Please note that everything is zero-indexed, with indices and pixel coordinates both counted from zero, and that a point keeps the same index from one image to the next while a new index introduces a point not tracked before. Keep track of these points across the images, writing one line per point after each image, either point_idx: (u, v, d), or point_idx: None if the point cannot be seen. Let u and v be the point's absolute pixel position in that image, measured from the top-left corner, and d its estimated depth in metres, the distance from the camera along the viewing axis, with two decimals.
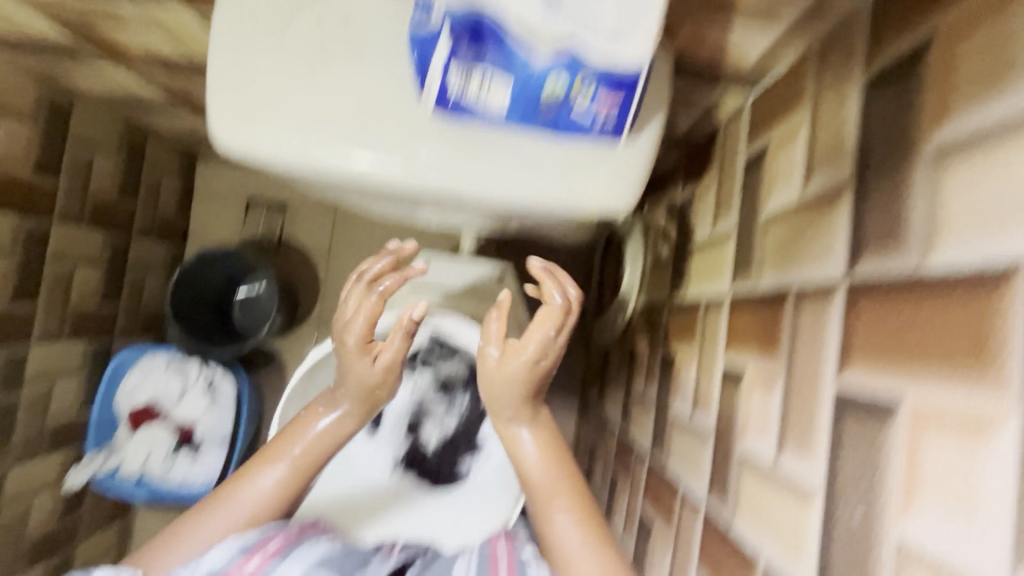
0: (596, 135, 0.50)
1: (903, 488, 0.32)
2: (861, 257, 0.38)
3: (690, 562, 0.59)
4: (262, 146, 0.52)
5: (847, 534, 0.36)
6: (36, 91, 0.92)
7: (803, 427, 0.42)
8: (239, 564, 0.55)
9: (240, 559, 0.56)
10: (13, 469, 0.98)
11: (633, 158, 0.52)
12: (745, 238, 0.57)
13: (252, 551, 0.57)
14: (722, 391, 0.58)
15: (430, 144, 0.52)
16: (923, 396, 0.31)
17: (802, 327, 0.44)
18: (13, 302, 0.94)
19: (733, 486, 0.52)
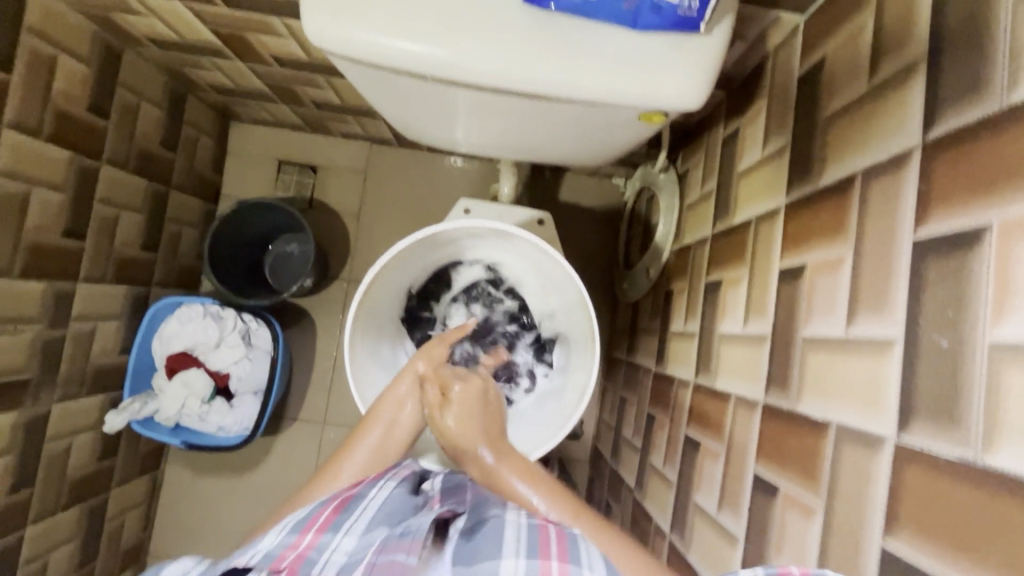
0: (678, 15, 0.52)
1: (993, 299, 0.34)
2: (936, 118, 0.41)
3: (747, 461, 0.61)
4: (349, 39, 0.54)
5: (933, 363, 0.38)
6: (94, 32, 0.95)
7: (875, 289, 0.44)
8: (295, 541, 0.49)
9: (294, 537, 0.50)
10: (57, 404, 0.99)
11: (707, 48, 0.54)
12: (802, 146, 0.60)
13: (304, 527, 0.51)
14: (779, 292, 0.60)
15: (512, 38, 0.53)
16: (1013, 211, 0.34)
17: (874, 200, 0.46)
18: (63, 237, 0.96)
19: (795, 373, 0.54)
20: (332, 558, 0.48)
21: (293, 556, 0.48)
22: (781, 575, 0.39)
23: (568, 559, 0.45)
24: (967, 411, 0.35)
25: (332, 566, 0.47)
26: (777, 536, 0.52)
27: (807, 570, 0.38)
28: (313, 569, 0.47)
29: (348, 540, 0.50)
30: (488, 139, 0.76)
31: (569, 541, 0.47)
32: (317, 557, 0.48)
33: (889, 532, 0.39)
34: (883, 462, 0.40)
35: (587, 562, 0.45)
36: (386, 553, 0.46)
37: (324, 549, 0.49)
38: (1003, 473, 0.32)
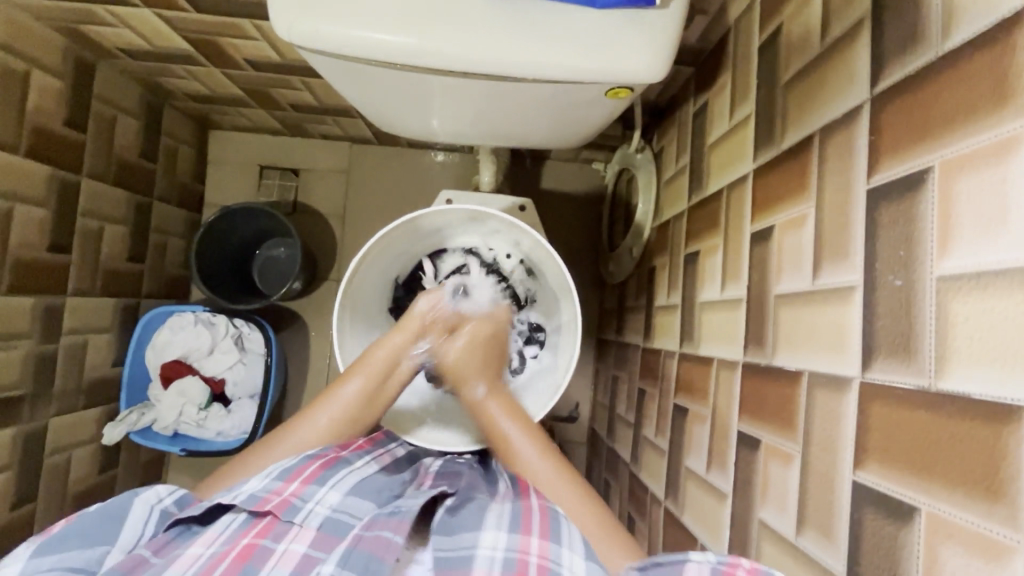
0: None
1: (939, 234, 0.36)
2: (882, 71, 0.43)
3: (731, 419, 0.63)
4: (318, 32, 0.55)
5: (890, 302, 0.40)
6: (64, 45, 0.95)
7: (837, 240, 0.46)
8: (282, 488, 0.59)
9: (280, 484, 0.59)
10: (53, 418, 1.00)
11: (665, 21, 0.56)
12: (765, 111, 0.62)
13: (291, 476, 0.60)
14: (752, 254, 0.62)
15: (476, 22, 0.55)
16: (952, 150, 0.36)
17: (832, 156, 0.48)
18: (48, 251, 0.96)
19: (770, 330, 0.56)
20: (317, 508, 0.58)
21: (279, 501, 0.57)
22: (730, 565, 0.46)
23: (548, 536, 0.54)
24: (921, 343, 0.37)
25: (315, 517, 0.57)
26: (762, 486, 0.54)
27: (754, 564, 0.46)
28: (298, 514, 0.56)
29: (332, 496, 0.60)
30: (464, 126, 0.78)
31: (550, 521, 0.57)
32: (301, 505, 0.57)
33: (860, 467, 0.41)
34: (851, 401, 0.42)
35: (567, 538, 0.55)
36: (375, 528, 0.54)
37: (309, 499, 0.58)
38: (953, 394, 0.34)
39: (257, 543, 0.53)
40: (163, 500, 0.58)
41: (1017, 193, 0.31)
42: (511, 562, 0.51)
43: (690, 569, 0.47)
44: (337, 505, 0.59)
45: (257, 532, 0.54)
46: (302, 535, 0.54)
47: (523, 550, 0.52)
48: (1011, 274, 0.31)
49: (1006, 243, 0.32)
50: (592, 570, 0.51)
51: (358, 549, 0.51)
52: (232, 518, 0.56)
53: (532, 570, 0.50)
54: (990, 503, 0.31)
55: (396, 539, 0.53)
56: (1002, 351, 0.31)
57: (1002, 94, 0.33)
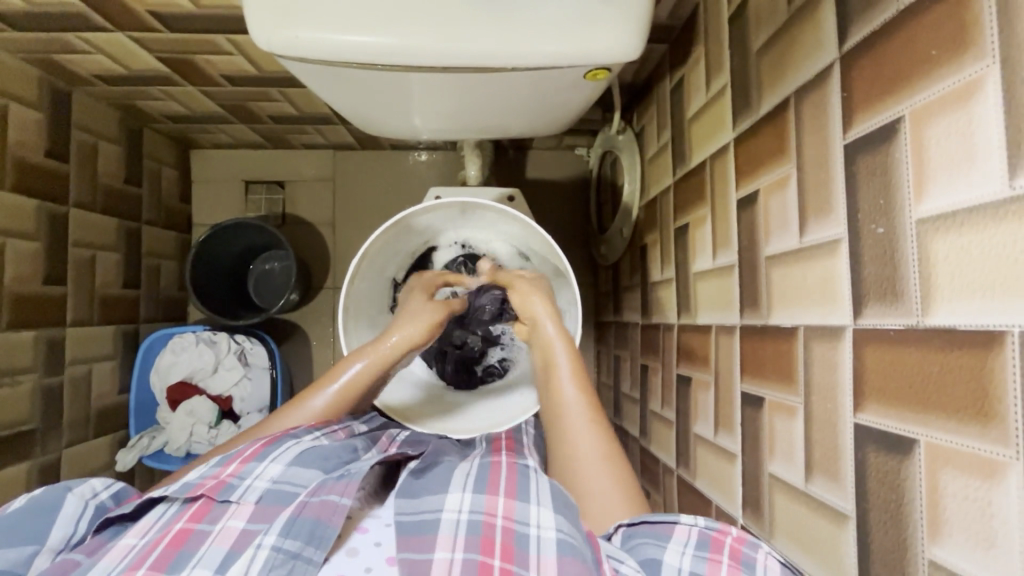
0: None
1: (914, 180, 0.38)
2: (849, 31, 0.45)
3: (733, 382, 0.64)
4: (297, 39, 0.56)
5: (874, 249, 0.41)
6: (38, 77, 0.95)
7: (820, 197, 0.48)
8: (218, 471, 0.60)
9: (217, 469, 0.61)
10: (66, 450, 1.00)
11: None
12: (740, 80, 0.63)
13: (229, 460, 0.62)
14: (740, 220, 0.63)
15: (452, 16, 0.56)
16: (921, 98, 0.37)
17: (808, 117, 0.50)
18: (44, 284, 0.96)
19: (764, 290, 0.58)
20: (255, 483, 0.59)
21: (213, 483, 0.58)
22: (720, 532, 0.50)
23: (514, 496, 0.58)
24: (907, 284, 0.38)
25: (253, 492, 0.58)
26: (769, 441, 0.56)
27: (741, 533, 0.49)
28: (234, 493, 0.58)
29: (272, 469, 0.61)
30: (446, 121, 0.78)
31: (517, 481, 0.61)
32: (238, 482, 0.59)
33: (859, 410, 0.43)
34: (846, 348, 0.44)
35: (535, 495, 0.58)
36: (321, 494, 0.56)
37: (247, 476, 0.60)
38: (940, 328, 0.36)
39: (192, 526, 0.54)
40: (98, 494, 0.60)
41: (984, 133, 0.33)
42: (476, 524, 0.55)
43: (679, 530, 0.52)
44: (278, 477, 0.60)
45: (192, 515, 0.56)
46: (241, 511, 0.56)
47: (489, 513, 0.56)
48: (984, 208, 0.33)
49: (978, 179, 0.33)
50: (558, 523, 0.54)
51: (302, 517, 0.53)
52: (167, 508, 0.58)
53: (499, 534, 0.54)
54: (982, 426, 0.33)
55: (341, 504, 0.55)
56: (984, 282, 0.33)
57: (961, 41, 0.34)
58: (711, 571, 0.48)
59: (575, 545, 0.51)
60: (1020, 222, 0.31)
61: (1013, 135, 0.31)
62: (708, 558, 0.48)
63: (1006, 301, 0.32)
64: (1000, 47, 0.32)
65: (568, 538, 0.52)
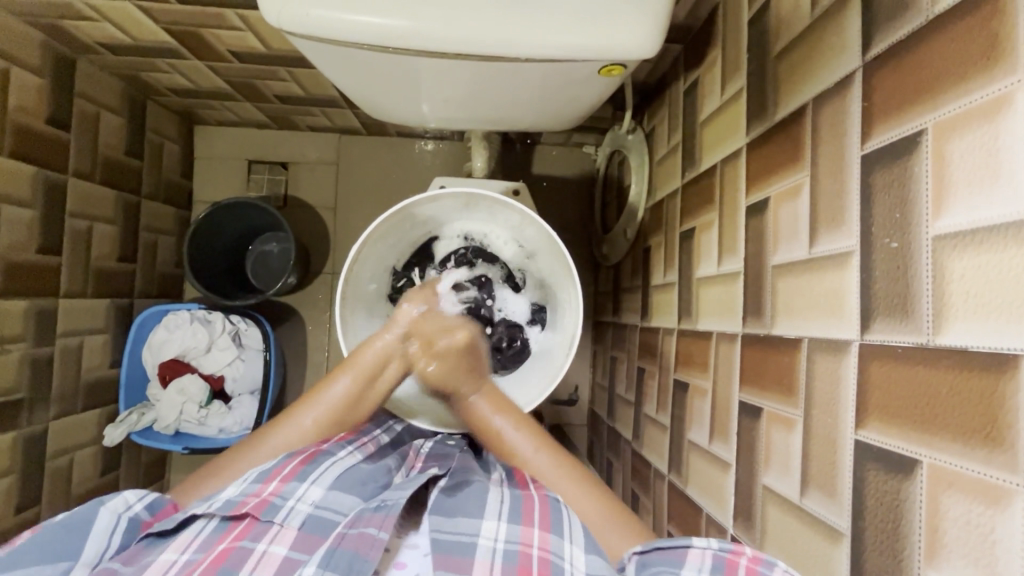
0: None
1: (933, 196, 0.37)
2: (873, 38, 0.44)
3: (731, 391, 0.64)
4: (308, 17, 0.55)
5: (886, 264, 0.41)
6: (43, 42, 0.93)
7: (833, 208, 0.47)
8: (260, 488, 0.59)
9: (258, 486, 0.59)
10: (53, 422, 0.99)
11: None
12: (757, 85, 0.62)
13: (268, 477, 0.60)
14: (748, 227, 0.62)
15: (466, 3, 0.55)
16: (945, 112, 0.36)
17: (825, 126, 0.49)
18: (38, 253, 0.95)
19: (768, 300, 0.57)
20: (297, 506, 0.58)
21: (257, 501, 0.57)
22: (733, 554, 0.49)
23: (549, 528, 0.56)
24: (918, 302, 0.38)
25: (296, 515, 0.57)
26: (765, 452, 0.56)
27: (756, 554, 0.48)
28: (278, 514, 0.56)
29: (314, 492, 0.60)
30: (456, 109, 0.77)
31: (551, 514, 0.58)
32: (281, 503, 0.58)
33: (861, 426, 0.42)
34: (850, 363, 0.43)
35: (569, 530, 0.56)
36: (360, 525, 0.55)
37: (289, 496, 0.59)
38: (950, 348, 0.35)
39: (234, 546, 0.53)
40: (132, 506, 0.57)
41: (1010, 150, 0.32)
42: (513, 554, 0.54)
43: (693, 554, 0.51)
44: (320, 501, 0.59)
45: (235, 535, 0.54)
46: (283, 537, 0.55)
47: (524, 543, 0.55)
48: (1006, 228, 0.32)
49: (1000, 198, 0.32)
50: (592, 564, 0.52)
51: (342, 548, 0.52)
52: (205, 524, 0.56)
53: (534, 564, 0.53)
54: (988, 451, 0.32)
55: (379, 537, 0.53)
56: (1000, 304, 0.32)
57: (992, 55, 0.33)
58: None
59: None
60: None
61: None
62: None
63: None
64: None
65: (602, 573, 0.51)
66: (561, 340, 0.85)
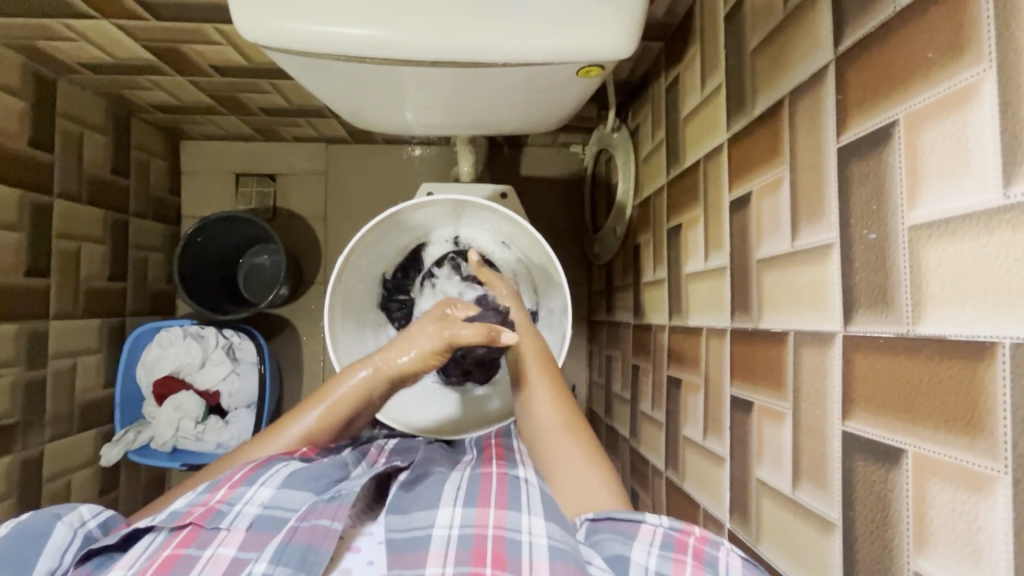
0: None
1: (907, 187, 0.37)
2: (845, 31, 0.44)
3: (723, 385, 0.64)
4: (283, 30, 0.55)
5: (866, 256, 0.41)
6: (22, 64, 0.93)
7: (812, 200, 0.47)
8: (205, 499, 0.58)
9: (205, 496, 0.59)
10: (49, 444, 0.98)
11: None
12: (735, 81, 0.62)
13: (216, 486, 0.60)
14: (733, 222, 0.62)
15: (441, 11, 0.55)
16: (916, 102, 0.37)
17: (802, 119, 0.49)
18: (27, 276, 0.94)
19: (754, 295, 0.57)
20: (246, 509, 0.57)
21: (203, 511, 0.56)
22: (683, 532, 0.50)
23: (504, 506, 0.57)
24: (897, 292, 0.38)
25: (243, 518, 0.56)
26: (757, 445, 0.56)
27: (703, 533, 0.50)
28: (223, 519, 0.56)
29: (263, 493, 0.59)
30: (439, 117, 0.77)
31: (509, 492, 0.60)
32: (228, 509, 0.57)
33: (847, 417, 0.42)
34: (834, 355, 0.44)
35: (525, 504, 0.57)
36: (312, 518, 0.55)
37: (237, 501, 0.58)
38: (930, 338, 0.35)
39: (180, 552, 0.52)
40: (87, 522, 0.57)
41: (979, 140, 0.32)
42: (467, 536, 0.54)
43: (645, 529, 0.51)
44: (269, 501, 0.58)
45: (179, 543, 0.54)
46: (230, 539, 0.54)
47: (479, 524, 0.55)
48: (978, 218, 0.32)
49: (972, 188, 0.33)
50: (550, 530, 0.52)
51: (293, 543, 0.52)
52: (153, 538, 0.55)
53: (489, 543, 0.53)
54: (970, 438, 0.32)
55: (333, 527, 0.53)
56: (977, 293, 0.32)
57: (958, 44, 0.34)
58: (676, 571, 0.47)
59: (566, 549, 0.50)
60: (1013, 232, 0.30)
61: (1010, 141, 0.30)
62: (672, 557, 0.48)
63: (1000, 313, 0.31)
64: (998, 51, 0.31)
65: (559, 544, 0.50)
66: (553, 341, 0.85)
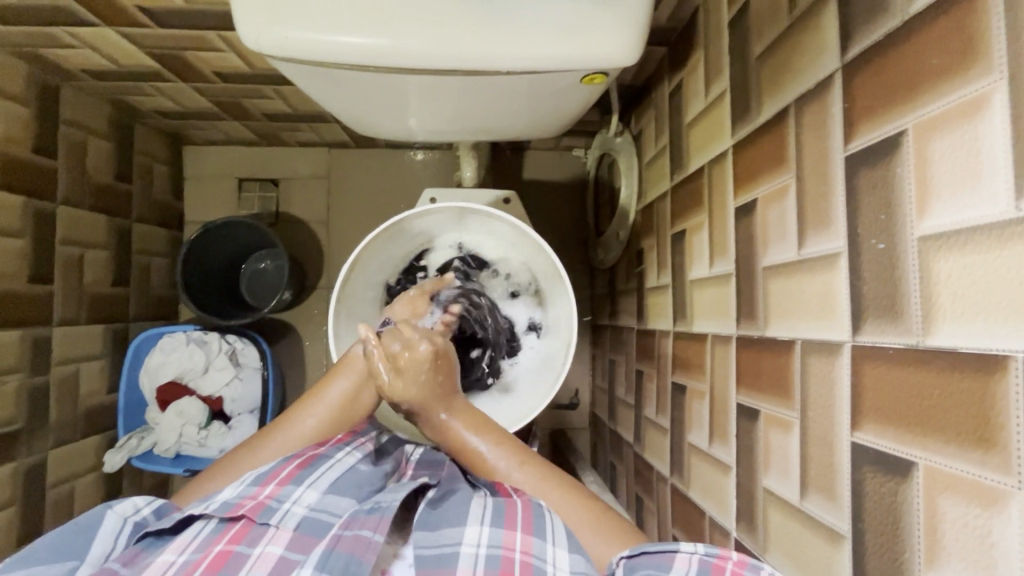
0: None
1: (916, 197, 0.37)
2: (852, 38, 0.44)
3: (729, 392, 0.63)
4: (287, 40, 0.55)
5: (874, 266, 0.40)
6: (25, 71, 0.93)
7: (819, 208, 0.47)
8: (256, 492, 0.57)
9: (254, 488, 0.58)
10: (52, 451, 0.98)
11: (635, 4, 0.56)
12: (740, 87, 0.62)
13: (266, 479, 0.59)
14: (738, 229, 0.62)
15: (445, 19, 0.55)
16: (925, 112, 0.36)
17: (808, 127, 0.49)
18: (30, 282, 0.95)
19: (760, 303, 0.57)
20: (294, 508, 0.56)
21: (253, 505, 0.56)
22: (720, 557, 0.48)
23: (531, 531, 0.54)
24: (907, 303, 0.37)
25: (291, 518, 0.55)
26: (764, 454, 0.56)
27: (742, 556, 0.48)
28: (273, 516, 0.55)
29: (309, 495, 0.58)
30: (442, 123, 0.77)
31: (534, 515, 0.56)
32: (277, 506, 0.56)
33: (856, 428, 0.42)
34: (843, 365, 0.43)
35: (551, 532, 0.55)
36: (354, 527, 0.54)
37: (285, 499, 0.57)
38: (941, 350, 0.35)
39: (231, 549, 0.51)
40: (140, 510, 0.57)
41: (990, 151, 0.32)
42: (495, 559, 0.53)
43: (680, 559, 0.48)
44: (314, 505, 0.58)
45: (231, 537, 0.52)
46: (279, 537, 0.53)
47: (507, 547, 0.53)
48: (989, 230, 0.32)
49: (984, 199, 0.32)
50: (574, 565, 0.52)
51: (336, 551, 0.50)
52: (204, 525, 0.54)
53: (516, 568, 0.52)
54: (983, 452, 0.32)
55: (375, 539, 0.52)
56: (989, 306, 0.32)
57: (968, 54, 0.33)
58: None
59: None
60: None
61: (1022, 153, 0.30)
62: None
63: (1012, 326, 0.31)
64: (1010, 61, 0.31)
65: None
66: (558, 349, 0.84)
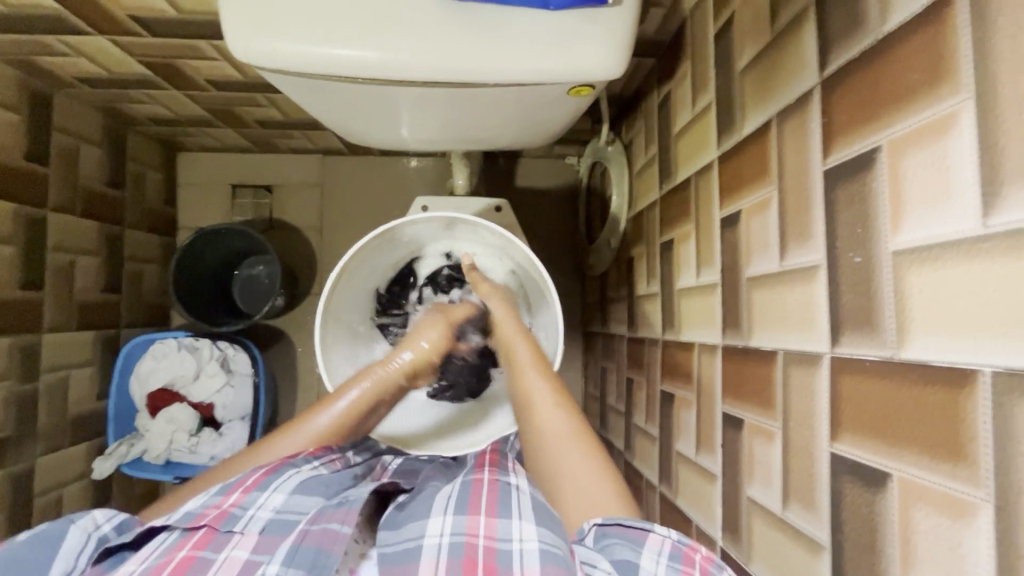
0: None
1: (891, 212, 0.38)
2: (830, 54, 0.44)
3: (715, 401, 0.64)
4: (275, 52, 0.55)
5: (851, 279, 0.41)
6: (17, 79, 0.93)
7: (799, 220, 0.48)
8: (219, 501, 0.57)
9: (218, 498, 0.58)
10: (40, 458, 0.98)
11: (620, 19, 0.57)
12: (725, 100, 0.63)
13: (229, 489, 0.59)
14: (723, 239, 0.63)
15: (433, 32, 0.56)
16: (898, 128, 0.37)
17: (789, 140, 0.50)
18: (20, 289, 0.94)
19: (744, 313, 0.58)
20: (258, 513, 0.57)
21: (216, 513, 0.56)
22: (690, 546, 0.49)
23: (494, 514, 0.56)
24: (883, 316, 0.38)
25: (256, 522, 0.56)
26: (748, 464, 0.56)
27: (709, 552, 0.49)
28: (237, 523, 0.55)
29: (275, 499, 0.59)
30: (432, 133, 0.78)
31: (499, 498, 0.59)
32: (241, 513, 0.56)
33: (835, 438, 0.43)
34: (822, 376, 0.44)
35: (515, 512, 0.56)
36: (321, 522, 0.54)
37: (250, 505, 0.57)
38: (914, 363, 0.35)
39: (195, 555, 0.51)
40: (101, 527, 0.55)
41: (959, 168, 0.33)
42: (458, 546, 0.53)
43: (652, 539, 0.50)
44: (280, 507, 0.58)
45: (195, 544, 0.53)
46: (244, 542, 0.53)
47: (470, 533, 0.53)
48: (959, 246, 0.33)
49: (954, 215, 0.33)
50: (541, 536, 0.51)
51: (305, 545, 0.52)
52: (167, 536, 0.54)
53: (480, 553, 0.51)
54: (954, 464, 0.32)
55: (343, 531, 0.53)
56: (960, 319, 0.33)
57: (938, 74, 0.34)
58: None
59: (558, 553, 0.49)
60: (992, 261, 0.31)
61: (988, 171, 0.31)
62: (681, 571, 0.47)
63: (981, 340, 0.31)
64: (977, 82, 0.31)
65: (551, 549, 0.50)
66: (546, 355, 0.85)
